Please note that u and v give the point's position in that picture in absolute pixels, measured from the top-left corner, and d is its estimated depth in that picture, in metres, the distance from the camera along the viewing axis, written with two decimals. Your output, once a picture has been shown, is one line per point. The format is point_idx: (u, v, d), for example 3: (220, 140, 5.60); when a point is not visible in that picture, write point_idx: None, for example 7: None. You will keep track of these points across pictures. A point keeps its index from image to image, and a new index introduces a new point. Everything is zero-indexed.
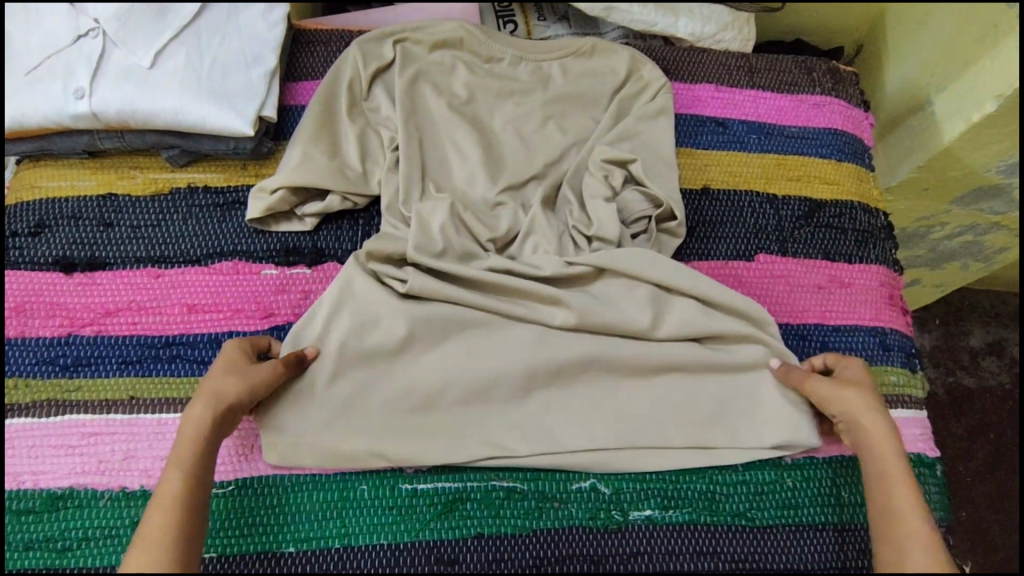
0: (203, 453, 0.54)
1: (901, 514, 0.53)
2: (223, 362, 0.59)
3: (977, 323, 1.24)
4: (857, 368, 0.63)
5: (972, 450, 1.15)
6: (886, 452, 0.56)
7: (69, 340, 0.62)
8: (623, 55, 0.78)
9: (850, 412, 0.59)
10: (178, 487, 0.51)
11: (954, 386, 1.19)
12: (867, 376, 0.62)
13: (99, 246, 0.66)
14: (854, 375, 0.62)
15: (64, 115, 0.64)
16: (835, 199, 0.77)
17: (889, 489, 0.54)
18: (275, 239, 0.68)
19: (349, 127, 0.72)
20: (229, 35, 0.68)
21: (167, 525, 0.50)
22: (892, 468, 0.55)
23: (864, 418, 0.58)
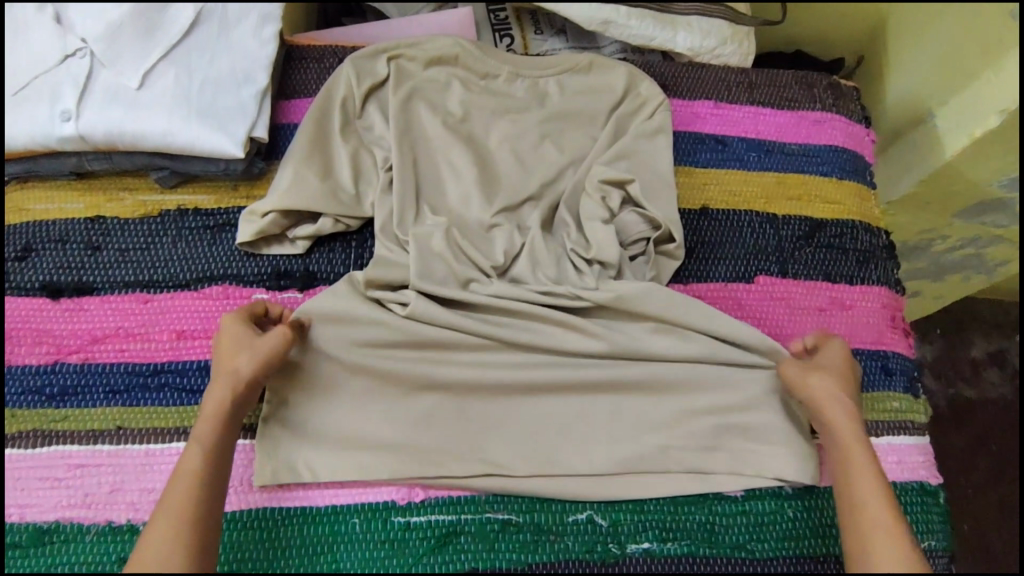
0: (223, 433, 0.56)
1: (872, 517, 0.53)
2: (235, 339, 0.59)
3: (979, 334, 1.22)
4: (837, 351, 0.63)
5: (974, 463, 1.14)
6: (852, 449, 0.57)
7: (55, 368, 0.61)
8: (621, 71, 0.77)
9: (821, 407, 0.60)
10: (198, 463, 0.54)
11: (955, 398, 1.18)
12: (845, 363, 0.62)
13: (86, 270, 0.65)
14: (829, 363, 0.62)
15: (51, 138, 0.63)
16: (836, 218, 0.76)
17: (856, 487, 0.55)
18: (266, 262, 0.67)
19: (341, 146, 0.70)
20: (219, 54, 0.67)
21: (185, 501, 0.52)
22: (858, 463, 0.56)
23: (831, 414, 0.59)
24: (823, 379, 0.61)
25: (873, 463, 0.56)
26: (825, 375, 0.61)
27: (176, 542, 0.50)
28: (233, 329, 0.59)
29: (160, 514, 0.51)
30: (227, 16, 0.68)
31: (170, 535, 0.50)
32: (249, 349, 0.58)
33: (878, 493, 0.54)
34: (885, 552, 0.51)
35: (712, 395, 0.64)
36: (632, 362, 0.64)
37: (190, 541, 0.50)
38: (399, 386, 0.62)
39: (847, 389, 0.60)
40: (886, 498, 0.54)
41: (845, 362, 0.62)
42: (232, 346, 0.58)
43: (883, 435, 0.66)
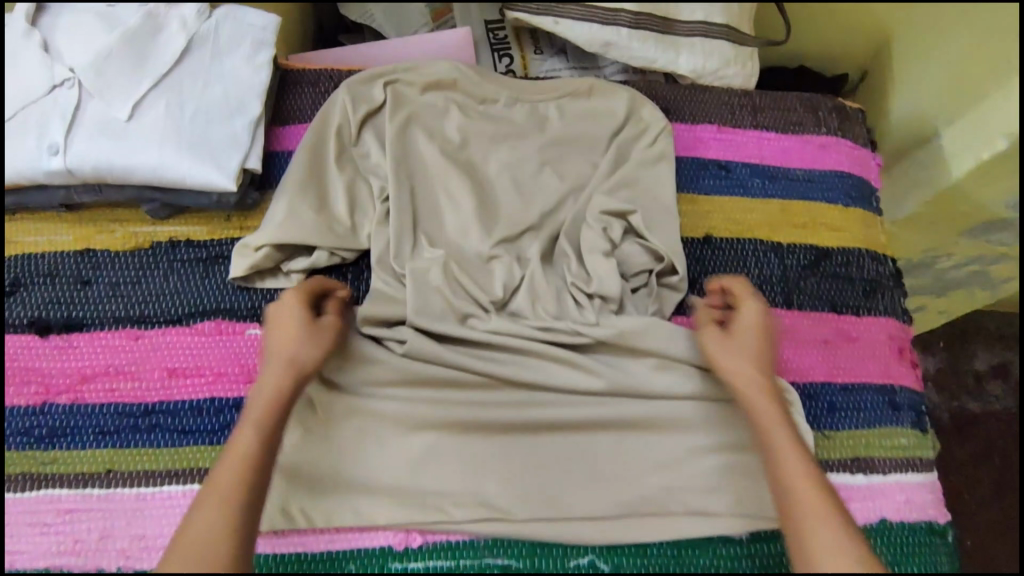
0: (277, 420, 0.54)
1: (800, 491, 0.51)
2: (293, 322, 0.58)
3: (982, 345, 1.19)
4: (749, 318, 0.61)
5: (978, 477, 1.11)
6: (771, 424, 0.56)
7: (45, 408, 0.60)
8: (622, 95, 0.76)
9: (739, 383, 0.58)
10: (252, 447, 0.51)
11: (959, 411, 1.15)
12: (759, 332, 0.61)
13: (75, 305, 0.63)
14: (744, 335, 0.60)
15: (38, 171, 0.61)
16: (842, 246, 0.74)
17: (783, 461, 0.53)
18: (260, 295, 0.65)
19: (337, 176, 0.69)
20: (211, 82, 0.65)
21: (235, 483, 0.49)
22: (779, 439, 0.54)
23: (748, 391, 0.58)
24: (736, 354, 0.59)
25: (794, 436, 0.55)
26: (738, 350, 0.60)
27: (224, 526, 0.47)
28: (290, 313, 0.58)
29: (208, 494, 0.49)
30: (220, 43, 0.66)
31: (219, 518, 0.47)
32: (307, 339, 0.57)
33: (805, 468, 0.52)
34: (819, 526, 0.48)
35: (716, 434, 0.62)
36: (634, 398, 0.63)
37: (234, 526, 0.47)
38: (397, 426, 0.60)
39: (762, 362, 0.59)
40: (811, 470, 0.52)
41: (760, 331, 0.61)
42: (289, 330, 0.57)
43: (891, 473, 0.65)
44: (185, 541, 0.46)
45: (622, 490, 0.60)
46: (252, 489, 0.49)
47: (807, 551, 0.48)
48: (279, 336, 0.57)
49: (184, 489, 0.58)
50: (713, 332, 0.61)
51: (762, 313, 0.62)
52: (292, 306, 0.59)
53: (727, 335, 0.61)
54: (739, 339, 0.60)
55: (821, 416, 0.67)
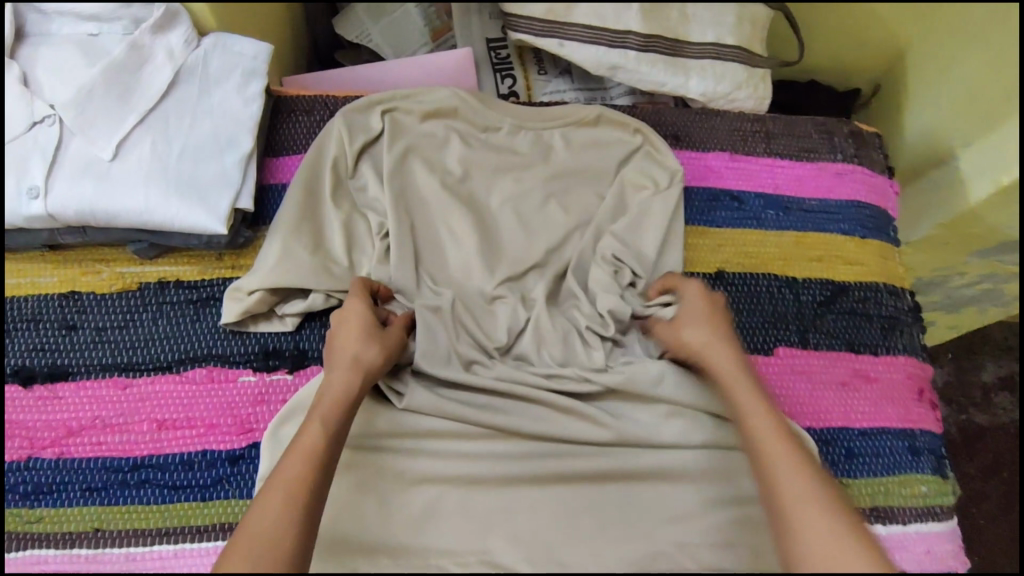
0: (343, 418, 0.53)
1: (766, 443, 0.51)
2: (359, 323, 0.57)
3: (989, 356, 1.11)
4: (692, 292, 0.62)
5: (986, 492, 1.04)
6: (733, 382, 0.56)
7: (30, 464, 0.58)
8: (631, 125, 0.72)
9: (698, 348, 0.59)
10: (319, 442, 0.50)
11: (967, 425, 1.07)
12: (707, 302, 0.61)
13: (61, 353, 0.61)
14: (692, 308, 0.61)
15: (18, 216, 0.58)
16: (859, 281, 0.72)
17: (747, 416, 0.53)
18: (254, 340, 0.62)
19: (333, 213, 0.66)
20: (201, 116, 0.62)
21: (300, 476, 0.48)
22: (740, 395, 0.55)
23: (712, 353, 0.58)
24: (691, 326, 0.60)
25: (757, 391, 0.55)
26: (690, 322, 0.60)
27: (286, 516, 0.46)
28: (358, 313, 0.58)
29: (275, 483, 0.48)
30: (208, 74, 0.63)
31: (280, 510, 0.46)
32: (370, 339, 0.56)
33: (767, 418, 0.52)
34: (784, 474, 0.48)
35: (729, 486, 0.59)
36: (641, 447, 0.61)
37: (298, 521, 0.46)
38: (399, 480, 0.58)
39: (717, 328, 0.60)
40: (775, 421, 0.52)
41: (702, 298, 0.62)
42: (356, 327, 0.57)
43: (912, 523, 0.63)
44: (253, 529, 0.46)
45: None
46: (316, 482, 0.49)
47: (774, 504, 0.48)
48: (345, 333, 0.57)
49: (175, 549, 0.56)
50: (663, 321, 0.63)
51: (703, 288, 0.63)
52: (360, 307, 0.58)
53: (675, 317, 0.62)
54: (687, 315, 0.61)
55: (840, 463, 0.64)
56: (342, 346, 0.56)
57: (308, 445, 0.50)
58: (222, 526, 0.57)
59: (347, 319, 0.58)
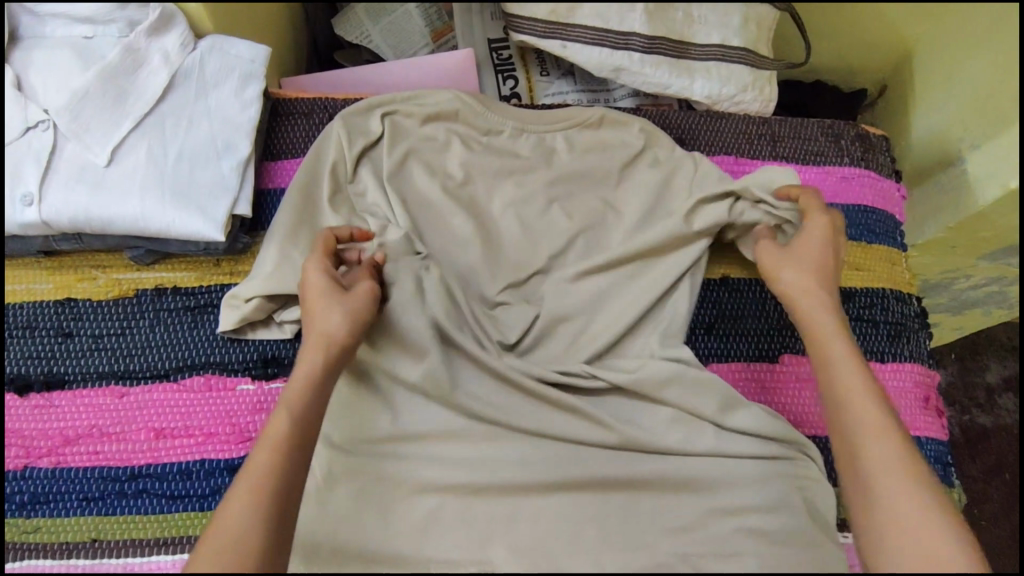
0: (311, 401, 0.50)
1: (857, 404, 0.50)
2: (319, 287, 0.56)
3: (993, 357, 1.10)
4: (813, 233, 0.60)
5: (989, 494, 1.03)
6: (831, 334, 0.55)
7: (26, 473, 0.57)
8: (634, 128, 0.71)
9: (795, 292, 0.58)
10: (286, 432, 0.48)
11: (971, 427, 1.06)
12: (820, 247, 0.60)
13: (57, 360, 0.60)
14: (801, 249, 0.60)
15: (11, 223, 0.57)
16: (865, 287, 0.71)
17: (838, 373, 0.52)
18: (253, 347, 0.62)
19: (333, 218, 0.65)
20: (197, 120, 0.61)
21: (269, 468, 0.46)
22: (835, 349, 0.54)
23: (807, 300, 0.57)
24: (794, 267, 0.59)
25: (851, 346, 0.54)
26: (794, 264, 0.59)
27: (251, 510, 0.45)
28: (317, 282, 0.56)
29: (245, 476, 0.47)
30: (205, 77, 0.62)
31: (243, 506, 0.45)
32: (332, 306, 0.55)
33: (859, 375, 0.52)
34: (869, 438, 0.48)
35: (738, 495, 0.58)
36: (643, 455, 0.61)
37: (267, 516, 0.45)
38: (400, 488, 0.58)
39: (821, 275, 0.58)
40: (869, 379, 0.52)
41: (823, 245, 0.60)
42: (316, 292, 0.55)
43: None
44: (223, 522, 0.44)
45: None
46: (286, 474, 0.47)
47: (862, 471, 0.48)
48: (309, 307, 0.55)
49: (172, 560, 0.55)
50: (771, 248, 0.62)
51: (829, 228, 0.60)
52: (317, 269, 0.57)
53: (787, 249, 0.61)
54: (795, 254, 0.60)
55: None
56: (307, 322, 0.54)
57: (277, 434, 0.48)
58: (201, 538, 0.56)
59: (309, 285, 0.56)
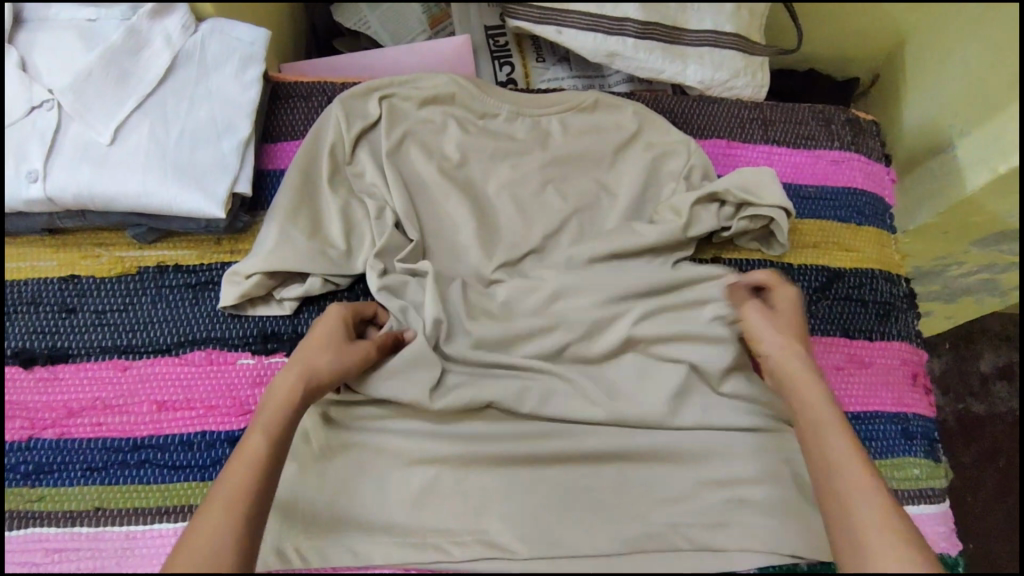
0: (287, 423, 0.52)
1: (844, 463, 0.50)
2: (331, 331, 0.58)
3: (987, 346, 1.08)
4: (790, 297, 0.63)
5: (982, 480, 1.01)
6: (816, 398, 0.54)
7: (30, 444, 0.58)
8: (627, 110, 0.72)
9: (779, 361, 0.58)
10: (263, 448, 0.50)
11: (964, 415, 1.04)
12: (798, 315, 0.62)
13: (61, 335, 0.62)
14: (784, 313, 0.62)
15: (17, 200, 0.59)
16: (854, 267, 0.72)
17: (824, 433, 0.52)
18: (253, 323, 0.63)
19: (330, 198, 0.66)
20: (198, 102, 0.62)
21: (244, 486, 0.47)
22: (820, 405, 0.54)
23: (789, 365, 0.58)
24: (775, 328, 0.60)
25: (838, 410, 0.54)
26: (778, 325, 0.61)
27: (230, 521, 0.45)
28: (329, 326, 0.58)
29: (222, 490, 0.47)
30: (205, 58, 0.63)
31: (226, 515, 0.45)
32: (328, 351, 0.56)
33: (844, 435, 0.52)
34: (858, 497, 0.48)
35: (727, 465, 0.61)
36: (638, 429, 0.61)
37: (243, 536, 0.45)
38: (397, 459, 0.59)
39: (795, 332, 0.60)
40: (851, 438, 0.52)
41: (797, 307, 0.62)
42: (327, 332, 0.58)
43: (904, 505, 0.64)
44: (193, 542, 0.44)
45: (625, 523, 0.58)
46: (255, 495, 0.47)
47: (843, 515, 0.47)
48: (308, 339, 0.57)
49: (173, 528, 0.57)
50: (755, 308, 0.62)
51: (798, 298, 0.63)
52: (335, 319, 0.59)
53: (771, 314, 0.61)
54: (780, 317, 0.61)
55: None
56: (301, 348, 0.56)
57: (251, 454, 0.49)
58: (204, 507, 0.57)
59: (316, 330, 0.58)
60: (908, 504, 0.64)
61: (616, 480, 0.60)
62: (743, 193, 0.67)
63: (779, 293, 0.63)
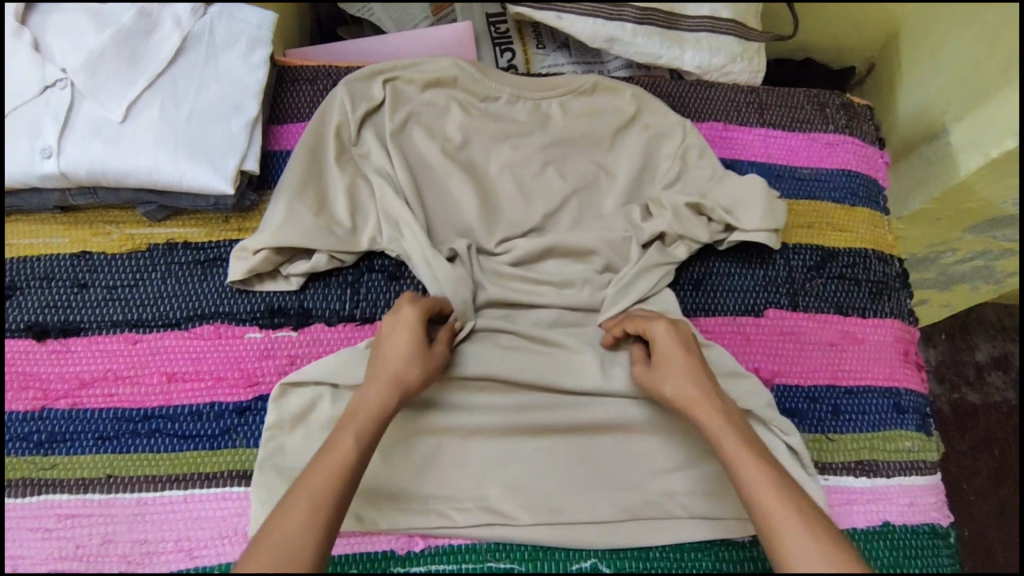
0: (375, 419, 0.53)
1: (766, 499, 0.48)
2: (410, 335, 0.56)
3: (983, 336, 1.07)
4: (665, 336, 0.58)
5: (978, 468, 1.01)
6: (723, 434, 0.53)
7: (43, 414, 0.60)
8: (626, 94, 0.73)
9: (682, 401, 0.56)
10: (352, 448, 0.51)
11: (959, 404, 1.03)
12: (678, 349, 0.57)
13: (72, 309, 0.63)
14: (664, 359, 0.57)
15: (31, 175, 0.60)
16: (849, 247, 0.74)
17: (743, 471, 0.50)
18: (260, 299, 0.64)
19: (337, 178, 0.68)
20: (207, 83, 0.64)
21: (330, 487, 0.49)
22: (726, 440, 0.52)
23: (697, 403, 0.55)
24: (671, 379, 0.56)
25: (747, 439, 0.52)
26: (670, 375, 0.56)
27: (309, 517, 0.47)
28: (408, 328, 0.57)
29: (302, 489, 0.48)
30: (214, 41, 0.65)
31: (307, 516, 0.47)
32: (416, 359, 0.56)
33: (758, 465, 0.50)
34: (788, 532, 0.46)
35: None
36: (638, 401, 0.62)
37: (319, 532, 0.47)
38: (401, 430, 0.60)
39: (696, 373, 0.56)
40: (764, 465, 0.50)
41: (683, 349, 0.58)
42: (405, 335, 0.56)
43: (895, 476, 0.65)
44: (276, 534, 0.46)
45: (620, 491, 0.60)
46: (331, 495, 0.48)
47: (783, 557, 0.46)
48: (391, 345, 0.56)
49: (182, 494, 0.58)
50: (643, 369, 0.59)
51: (672, 328, 0.59)
52: (412, 318, 0.57)
53: (654, 364, 0.58)
54: (664, 368, 0.57)
55: (825, 419, 0.67)
56: (387, 358, 0.56)
57: (334, 460, 0.50)
58: (212, 475, 0.59)
59: (397, 330, 0.57)
60: (898, 474, 0.66)
61: (614, 451, 0.61)
62: (726, 212, 0.68)
63: (654, 336, 0.59)
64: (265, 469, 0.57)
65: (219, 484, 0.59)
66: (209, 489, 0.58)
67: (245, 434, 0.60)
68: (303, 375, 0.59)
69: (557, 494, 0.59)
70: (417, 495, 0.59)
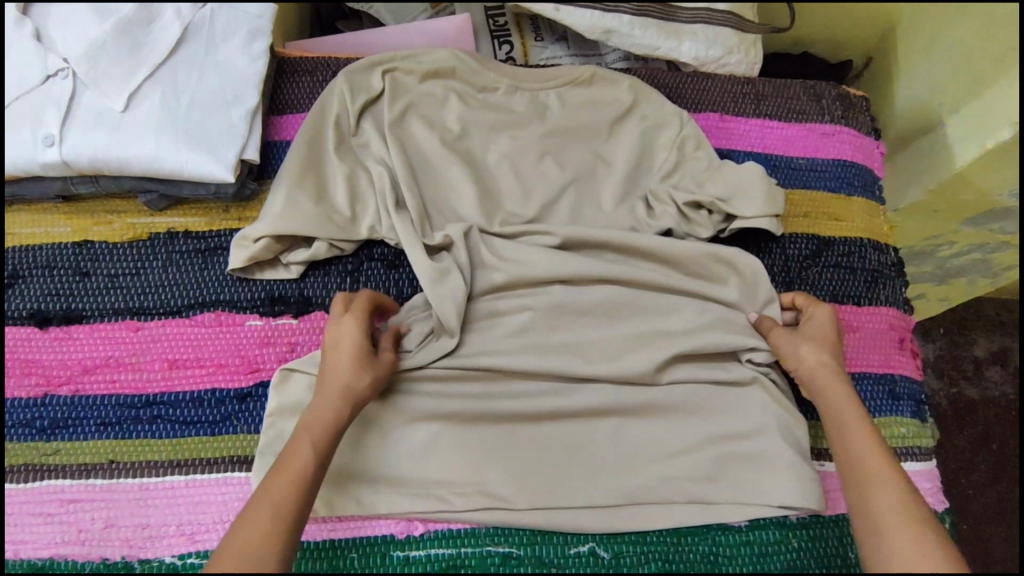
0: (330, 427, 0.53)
1: (868, 461, 0.52)
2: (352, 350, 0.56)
3: (982, 331, 1.07)
4: (823, 318, 0.61)
5: (975, 463, 1.01)
6: (842, 402, 0.56)
7: (46, 400, 0.61)
8: (624, 84, 0.74)
9: (806, 366, 0.59)
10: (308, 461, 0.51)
11: (957, 398, 1.04)
12: (830, 328, 0.61)
13: (75, 297, 0.64)
14: (815, 329, 0.61)
15: (33, 163, 0.61)
16: (844, 236, 0.74)
17: (848, 438, 0.54)
18: (260, 287, 0.65)
19: (337, 167, 0.68)
20: (207, 73, 0.64)
21: (290, 497, 0.49)
22: (842, 407, 0.56)
23: (823, 377, 0.58)
24: (806, 344, 0.60)
25: (851, 410, 0.56)
26: (810, 340, 0.60)
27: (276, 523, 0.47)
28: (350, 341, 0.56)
29: (262, 498, 0.48)
30: (215, 31, 0.66)
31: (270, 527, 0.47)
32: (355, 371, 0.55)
33: (867, 435, 0.54)
34: (881, 491, 0.50)
35: (724, 421, 0.62)
36: (635, 386, 0.63)
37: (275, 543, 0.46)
38: (402, 416, 0.61)
39: (834, 345, 0.60)
40: (872, 434, 0.54)
41: (828, 326, 0.61)
42: (352, 345, 0.56)
43: None
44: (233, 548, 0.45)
45: (616, 476, 0.61)
46: (294, 508, 0.48)
47: (870, 515, 0.50)
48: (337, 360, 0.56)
49: (184, 480, 0.59)
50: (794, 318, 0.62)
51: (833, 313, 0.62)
52: (357, 327, 0.57)
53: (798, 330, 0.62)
54: (809, 333, 0.61)
55: None
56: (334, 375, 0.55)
57: (303, 462, 0.50)
58: (214, 461, 0.59)
59: (340, 344, 0.56)
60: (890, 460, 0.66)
61: (611, 437, 0.62)
62: (724, 200, 0.68)
63: (812, 310, 0.63)
64: (266, 454, 0.58)
65: (220, 470, 0.59)
66: (210, 475, 0.59)
67: (246, 421, 0.61)
68: (302, 361, 0.60)
69: (555, 480, 0.60)
70: (415, 480, 0.60)
